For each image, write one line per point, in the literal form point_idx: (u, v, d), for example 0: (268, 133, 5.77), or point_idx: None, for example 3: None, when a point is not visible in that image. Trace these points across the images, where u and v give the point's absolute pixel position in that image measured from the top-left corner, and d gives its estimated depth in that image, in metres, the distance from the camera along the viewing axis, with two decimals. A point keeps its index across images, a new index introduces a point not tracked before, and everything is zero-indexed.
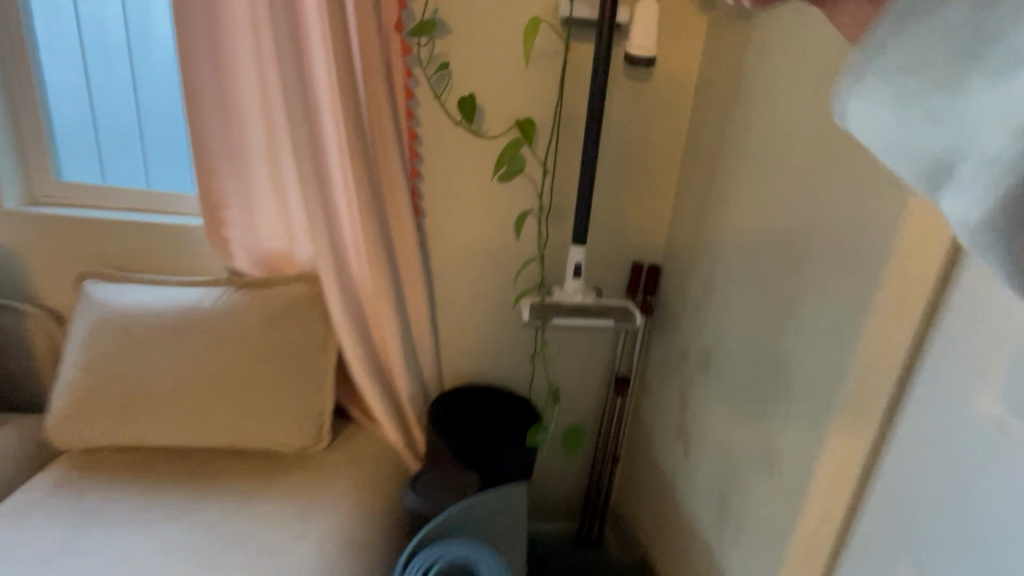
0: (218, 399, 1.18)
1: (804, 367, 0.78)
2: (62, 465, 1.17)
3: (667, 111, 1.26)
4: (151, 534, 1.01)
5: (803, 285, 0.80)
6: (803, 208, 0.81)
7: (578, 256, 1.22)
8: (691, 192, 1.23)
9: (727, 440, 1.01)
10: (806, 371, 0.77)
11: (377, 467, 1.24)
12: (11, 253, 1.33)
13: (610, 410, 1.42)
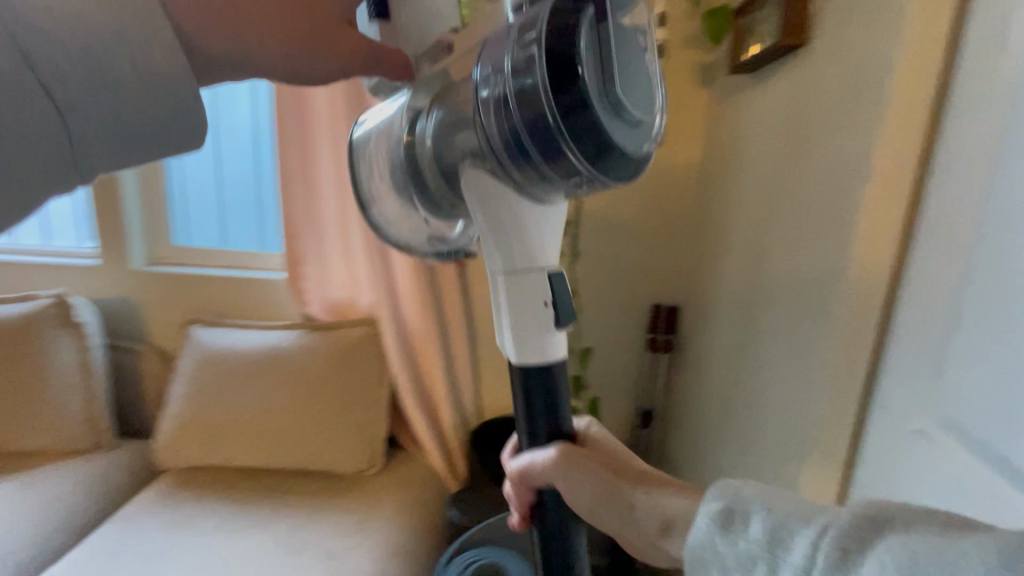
0: (293, 427, 1.38)
1: (785, 383, 0.91)
2: (166, 481, 1.39)
3: (739, 405, 1.11)
4: (235, 536, 1.19)
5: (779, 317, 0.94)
6: (772, 254, 0.98)
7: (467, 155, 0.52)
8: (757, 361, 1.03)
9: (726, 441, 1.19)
10: (783, 382, 0.93)
11: (425, 488, 1.40)
12: (133, 304, 1.62)
13: (637, 442, 1.57)
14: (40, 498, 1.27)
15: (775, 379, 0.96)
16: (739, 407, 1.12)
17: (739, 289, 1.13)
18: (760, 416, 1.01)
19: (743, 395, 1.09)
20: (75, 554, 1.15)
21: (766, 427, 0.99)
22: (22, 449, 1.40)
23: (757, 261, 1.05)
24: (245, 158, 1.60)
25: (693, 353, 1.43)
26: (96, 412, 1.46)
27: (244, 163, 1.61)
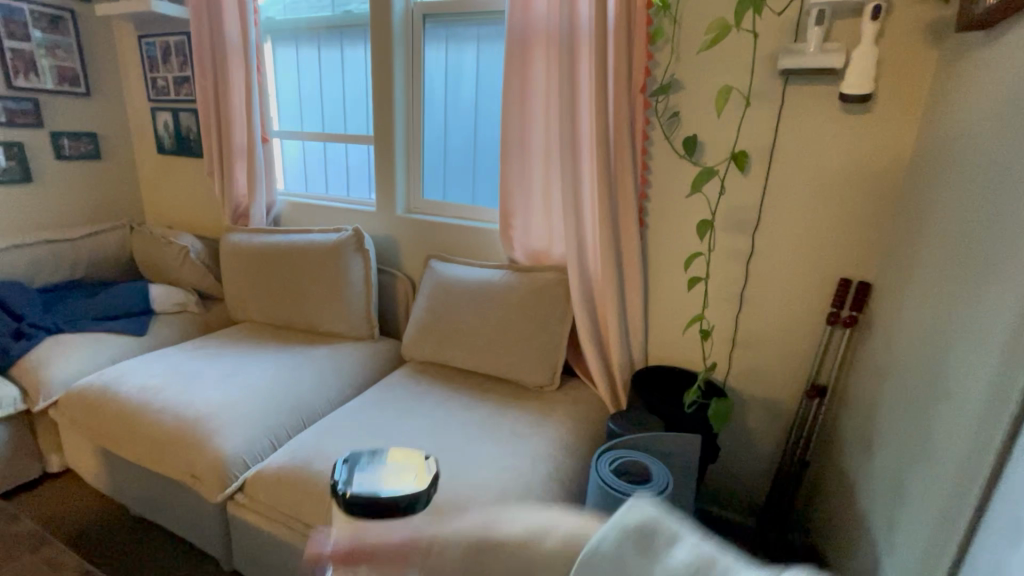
0: (494, 341, 1.78)
1: (968, 361, 0.87)
2: (408, 366, 1.94)
3: (924, 384, 1.04)
4: (451, 408, 1.63)
5: (976, 293, 0.90)
6: (987, 227, 0.91)
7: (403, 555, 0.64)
8: (947, 341, 0.97)
9: (898, 426, 1.13)
10: (967, 361, 0.88)
11: (590, 409, 1.67)
12: (395, 240, 2.22)
13: (803, 414, 1.57)
14: (339, 359, 1.92)
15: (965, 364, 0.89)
16: (923, 389, 1.04)
17: (953, 266, 1.03)
18: (941, 397, 0.95)
19: (928, 376, 1.03)
20: (361, 396, 1.71)
21: (943, 406, 0.93)
22: (330, 329, 2.08)
23: (976, 234, 0.94)
24: (480, 133, 2.04)
25: (878, 330, 1.37)
26: (369, 313, 2.09)
27: (478, 137, 2.06)
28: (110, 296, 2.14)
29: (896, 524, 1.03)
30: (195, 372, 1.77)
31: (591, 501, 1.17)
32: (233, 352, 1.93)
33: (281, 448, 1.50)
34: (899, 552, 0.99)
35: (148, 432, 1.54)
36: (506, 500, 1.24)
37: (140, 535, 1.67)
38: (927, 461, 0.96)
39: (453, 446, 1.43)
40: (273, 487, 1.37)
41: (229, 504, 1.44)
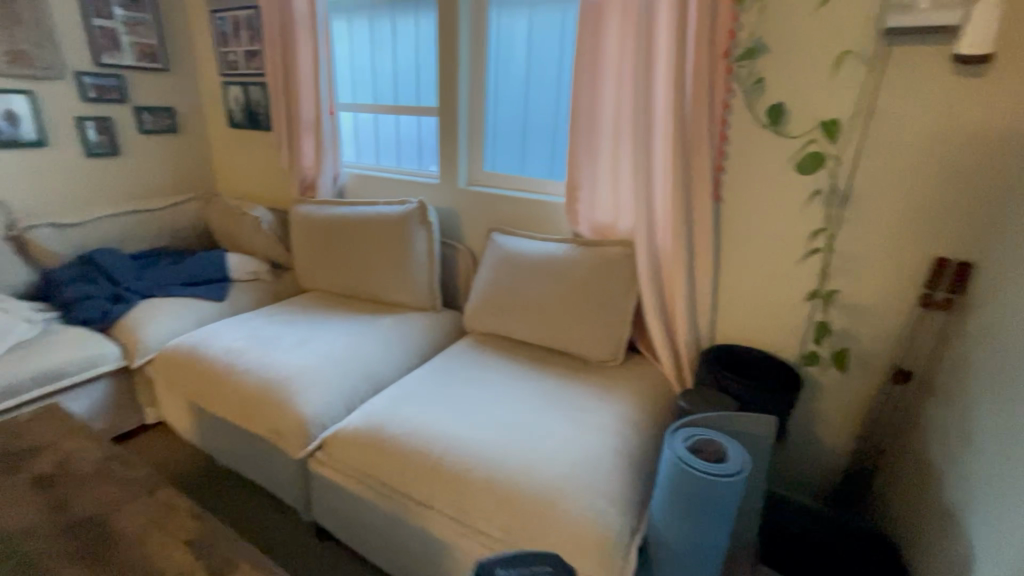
0: (557, 314, 1.78)
1: None
2: (471, 337, 1.97)
3: None
4: (516, 379, 1.65)
5: None
6: None
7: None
8: None
9: (995, 414, 1.06)
10: None
11: (654, 385, 1.66)
12: (457, 213, 2.24)
13: (885, 399, 1.49)
14: (405, 328, 1.98)
15: None
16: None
17: None
18: None
19: None
20: (428, 364, 1.77)
21: None
22: (394, 300, 2.14)
23: None
24: (546, 103, 2.01)
25: (977, 314, 1.28)
26: (432, 284, 2.14)
27: (544, 107, 2.02)
28: (193, 263, 2.28)
29: (991, 518, 0.98)
30: (273, 336, 1.87)
31: (664, 476, 1.16)
32: (306, 318, 2.03)
33: (356, 410, 1.57)
34: (994, 546, 0.95)
35: (235, 391, 1.65)
36: (575, 471, 1.27)
37: (228, 484, 1.81)
38: None
39: (520, 416, 1.47)
40: (350, 446, 1.45)
41: (309, 460, 1.53)
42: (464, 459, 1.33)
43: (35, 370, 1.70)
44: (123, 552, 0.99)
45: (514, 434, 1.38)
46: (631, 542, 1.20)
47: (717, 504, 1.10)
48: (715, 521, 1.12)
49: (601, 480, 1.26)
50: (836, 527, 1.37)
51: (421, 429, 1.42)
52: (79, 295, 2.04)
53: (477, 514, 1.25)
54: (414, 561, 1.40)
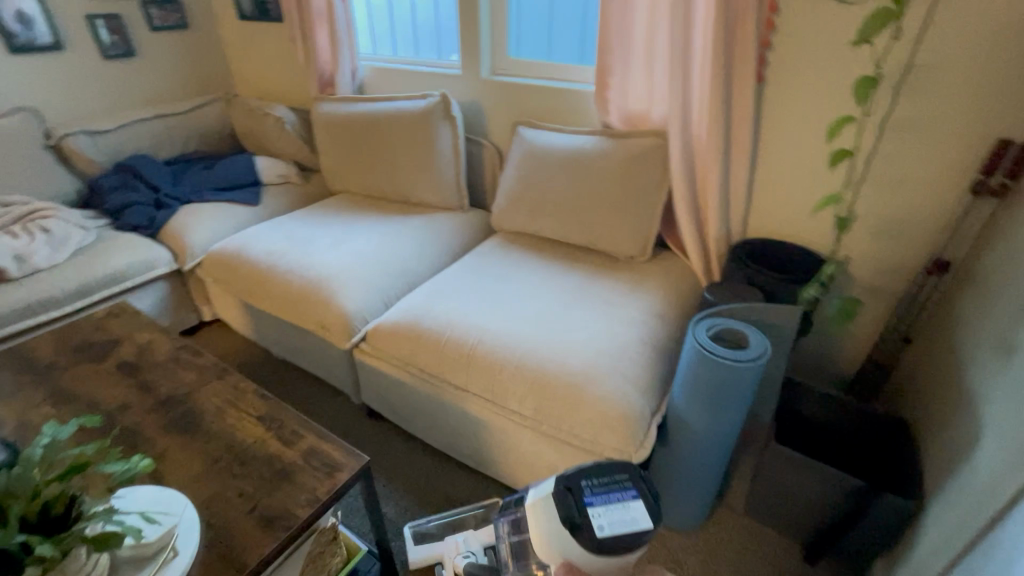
0: (585, 211, 1.76)
1: None
2: (499, 236, 1.99)
3: None
4: (545, 275, 1.70)
5: None
6: None
7: (560, 555, 0.83)
8: None
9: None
10: None
11: (682, 280, 1.67)
12: (481, 106, 2.15)
13: (916, 291, 1.48)
14: (435, 227, 2.02)
15: None
16: None
17: None
18: None
19: None
20: (459, 262, 1.82)
21: None
22: (422, 200, 2.15)
23: None
24: None
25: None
26: (459, 183, 2.12)
27: None
28: (224, 168, 2.31)
29: (1004, 397, 1.02)
30: (309, 238, 1.94)
31: (686, 362, 1.23)
32: (338, 219, 2.08)
33: (394, 306, 1.67)
34: (1002, 422, 0.99)
35: (280, 292, 1.76)
36: (602, 359, 1.35)
37: (284, 374, 2.01)
38: None
39: (550, 309, 1.53)
40: (391, 337, 1.56)
41: (355, 351, 1.67)
42: (497, 348, 1.42)
43: (99, 273, 1.84)
44: (206, 425, 1.15)
45: (542, 326, 1.46)
46: (651, 421, 1.31)
47: (735, 385, 1.16)
48: (732, 401, 1.20)
49: (626, 365, 1.34)
50: (850, 412, 1.45)
51: (456, 323, 1.51)
52: (124, 202, 2.13)
53: (511, 396, 1.37)
54: (455, 437, 1.56)
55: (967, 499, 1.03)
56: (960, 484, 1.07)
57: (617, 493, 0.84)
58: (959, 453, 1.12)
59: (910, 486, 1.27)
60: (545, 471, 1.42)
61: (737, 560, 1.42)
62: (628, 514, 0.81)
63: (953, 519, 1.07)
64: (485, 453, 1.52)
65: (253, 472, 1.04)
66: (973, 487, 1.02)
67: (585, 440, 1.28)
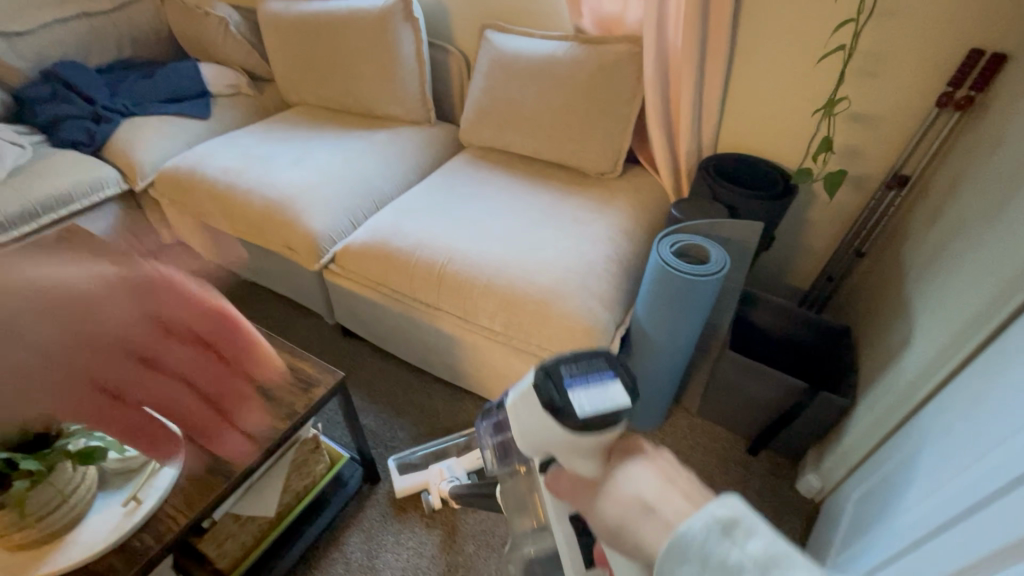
0: (555, 125, 1.71)
1: None
2: (468, 152, 1.92)
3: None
4: (516, 192, 1.68)
5: None
6: None
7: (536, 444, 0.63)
8: None
9: (974, 215, 1.10)
10: None
11: (651, 197, 1.68)
12: (446, 7, 1.98)
13: (874, 206, 1.53)
14: (401, 143, 1.93)
15: None
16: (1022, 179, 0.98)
17: None
18: None
19: None
20: (428, 180, 1.77)
21: None
22: (386, 113, 2.03)
23: None
24: None
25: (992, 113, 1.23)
26: (425, 94, 2.00)
27: None
28: (166, 76, 2.11)
29: (938, 305, 1.10)
30: (269, 155, 1.84)
31: (650, 277, 1.27)
32: (298, 134, 1.97)
33: (363, 226, 1.64)
34: (933, 326, 1.08)
35: (241, 212, 1.70)
36: (570, 275, 1.38)
37: (254, 296, 1.99)
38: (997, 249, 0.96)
39: (520, 227, 1.53)
40: (360, 257, 1.55)
41: (325, 272, 1.66)
42: (468, 267, 1.43)
43: (41, 195, 1.73)
44: None
45: (512, 244, 1.47)
46: (614, 333, 1.37)
47: (695, 298, 1.22)
48: (691, 313, 1.26)
49: (593, 281, 1.37)
50: (800, 322, 1.55)
51: (426, 243, 1.50)
52: (60, 115, 1.96)
53: (481, 313, 1.41)
54: (429, 353, 1.62)
55: (892, 395, 1.15)
56: (889, 382, 1.18)
57: (598, 375, 0.61)
58: (891, 355, 1.22)
59: (845, 385, 1.40)
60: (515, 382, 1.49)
61: (689, 454, 1.56)
62: (610, 392, 0.60)
63: (879, 412, 1.19)
64: (457, 367, 1.58)
65: None
66: (900, 384, 1.13)
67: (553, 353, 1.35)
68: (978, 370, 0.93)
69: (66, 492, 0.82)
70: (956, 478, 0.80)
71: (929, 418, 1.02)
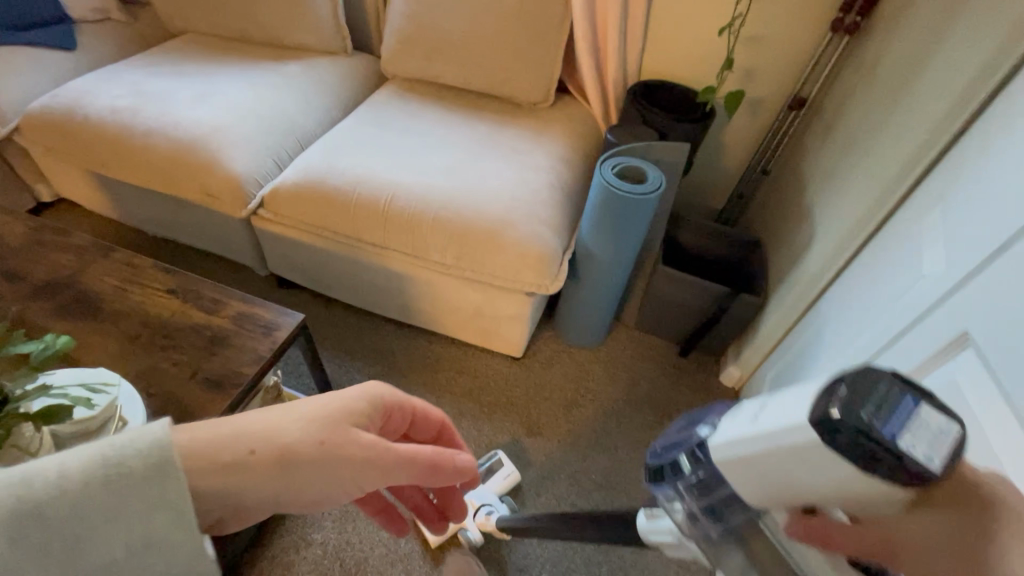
0: (485, 52, 1.67)
1: (955, 63, 0.95)
2: (394, 84, 1.82)
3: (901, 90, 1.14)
4: (452, 125, 1.64)
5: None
6: None
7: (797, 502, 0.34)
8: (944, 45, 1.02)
9: (860, 129, 1.27)
10: (954, 64, 0.96)
11: (583, 125, 1.72)
12: None
13: (777, 126, 1.70)
14: (319, 76, 1.79)
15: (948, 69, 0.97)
16: (896, 95, 1.15)
17: None
18: (914, 101, 1.06)
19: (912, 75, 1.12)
20: (355, 115, 1.68)
21: (915, 105, 1.05)
22: (296, 40, 1.85)
23: None
24: None
25: (874, 37, 1.39)
26: (337, 19, 1.84)
27: None
28: None
29: (834, 207, 1.28)
30: (164, 91, 1.63)
31: (594, 199, 1.34)
32: (195, 67, 1.75)
33: (291, 166, 1.54)
34: (830, 225, 1.27)
35: (144, 157, 1.52)
36: (518, 204, 1.41)
37: (170, 253, 1.83)
38: (879, 157, 1.14)
39: (460, 160, 1.52)
40: (293, 199, 1.47)
41: (254, 218, 1.55)
42: (413, 203, 1.41)
43: None
44: (110, 305, 1.06)
45: (456, 177, 1.46)
46: (563, 256, 1.44)
47: (636, 216, 1.32)
48: (633, 231, 1.36)
49: (540, 209, 1.43)
50: (720, 237, 1.72)
51: (364, 179, 1.45)
52: None
53: (431, 248, 1.41)
54: (379, 294, 1.60)
55: (797, 292, 1.33)
56: (793, 279, 1.38)
57: (894, 393, 0.32)
58: (796, 257, 1.42)
59: (758, 286, 1.60)
60: (470, 313, 1.54)
61: (630, 361, 1.72)
62: (921, 422, 0.31)
63: (786, 306, 1.40)
64: (409, 305, 1.60)
65: (182, 342, 1.02)
66: (803, 279, 1.32)
67: (506, 281, 1.40)
68: (866, 258, 1.09)
69: (33, 454, 0.76)
70: (852, 343, 0.99)
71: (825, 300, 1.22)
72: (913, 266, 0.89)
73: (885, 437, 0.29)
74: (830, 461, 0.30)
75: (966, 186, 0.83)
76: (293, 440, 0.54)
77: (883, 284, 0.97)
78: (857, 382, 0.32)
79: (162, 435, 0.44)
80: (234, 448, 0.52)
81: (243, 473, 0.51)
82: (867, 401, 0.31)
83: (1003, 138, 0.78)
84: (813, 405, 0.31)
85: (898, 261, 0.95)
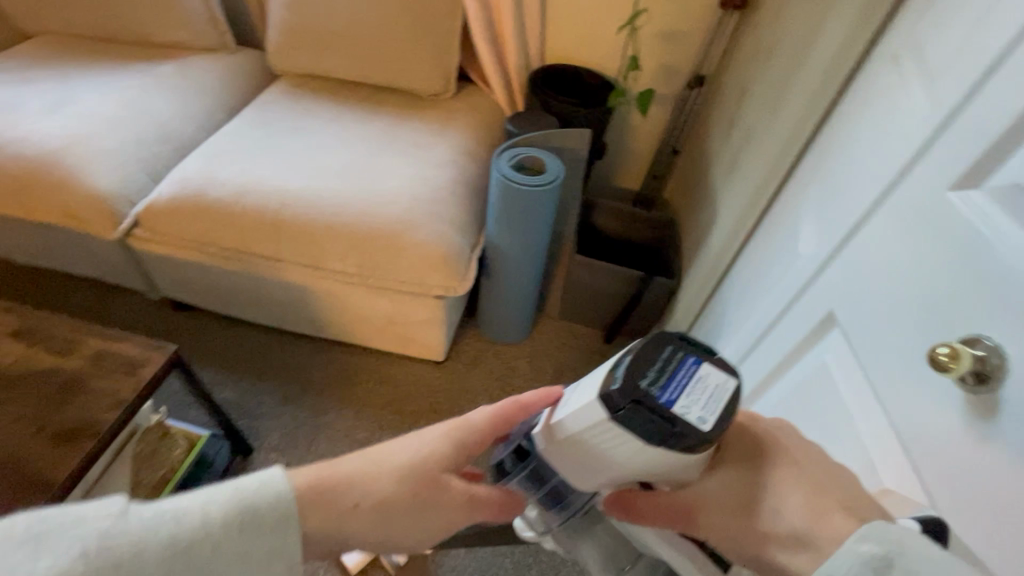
0: (376, 42, 1.57)
1: (825, 37, 0.95)
2: (283, 81, 1.69)
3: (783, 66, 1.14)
4: (348, 123, 1.54)
5: None
6: None
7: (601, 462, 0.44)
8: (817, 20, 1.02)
9: (752, 107, 1.28)
10: (825, 38, 0.95)
11: (489, 115, 1.66)
12: None
13: (681, 105, 1.70)
14: (196, 75, 1.63)
15: (820, 45, 0.97)
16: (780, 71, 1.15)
17: None
18: (794, 77, 1.06)
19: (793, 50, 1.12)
20: (239, 117, 1.54)
21: (795, 81, 1.05)
22: (167, 36, 1.67)
23: None
24: None
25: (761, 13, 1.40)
26: (212, 11, 1.68)
27: None
28: None
29: (732, 187, 1.29)
30: (9, 102, 1.44)
31: (494, 194, 1.29)
32: (49, 72, 1.55)
33: (166, 179, 1.40)
34: (730, 205, 1.27)
35: None
36: (419, 204, 1.34)
37: (47, 283, 1.64)
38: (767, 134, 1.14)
39: (356, 160, 1.42)
40: (171, 215, 1.34)
41: (129, 239, 1.40)
42: (306, 210, 1.32)
43: None
44: None
45: (351, 179, 1.37)
46: (472, 254, 1.39)
47: (538, 208, 1.27)
48: (538, 223, 1.32)
49: (443, 207, 1.36)
50: (635, 220, 1.71)
51: (249, 188, 1.34)
52: None
53: (330, 258, 1.32)
54: (282, 309, 1.50)
55: (704, 273, 1.34)
56: (701, 260, 1.39)
57: (681, 362, 0.43)
58: (703, 236, 1.42)
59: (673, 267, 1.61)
60: (382, 321, 1.46)
61: (555, 353, 1.70)
62: (703, 385, 0.42)
63: (696, 286, 1.40)
64: (317, 318, 1.50)
65: (26, 393, 0.90)
66: (708, 259, 1.33)
67: (412, 285, 1.33)
68: (759, 237, 1.10)
69: None
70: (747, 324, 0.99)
71: (728, 280, 1.22)
72: (794, 244, 0.89)
73: (656, 403, 0.40)
74: (617, 430, 0.41)
75: (835, 162, 0.83)
76: (386, 490, 0.50)
77: (771, 263, 0.97)
78: (648, 350, 0.43)
79: (288, 486, 0.45)
80: (348, 495, 0.49)
81: (352, 521, 0.48)
82: (654, 371, 0.42)
83: (866, 111, 0.78)
84: (604, 382, 0.42)
85: (784, 239, 0.95)
